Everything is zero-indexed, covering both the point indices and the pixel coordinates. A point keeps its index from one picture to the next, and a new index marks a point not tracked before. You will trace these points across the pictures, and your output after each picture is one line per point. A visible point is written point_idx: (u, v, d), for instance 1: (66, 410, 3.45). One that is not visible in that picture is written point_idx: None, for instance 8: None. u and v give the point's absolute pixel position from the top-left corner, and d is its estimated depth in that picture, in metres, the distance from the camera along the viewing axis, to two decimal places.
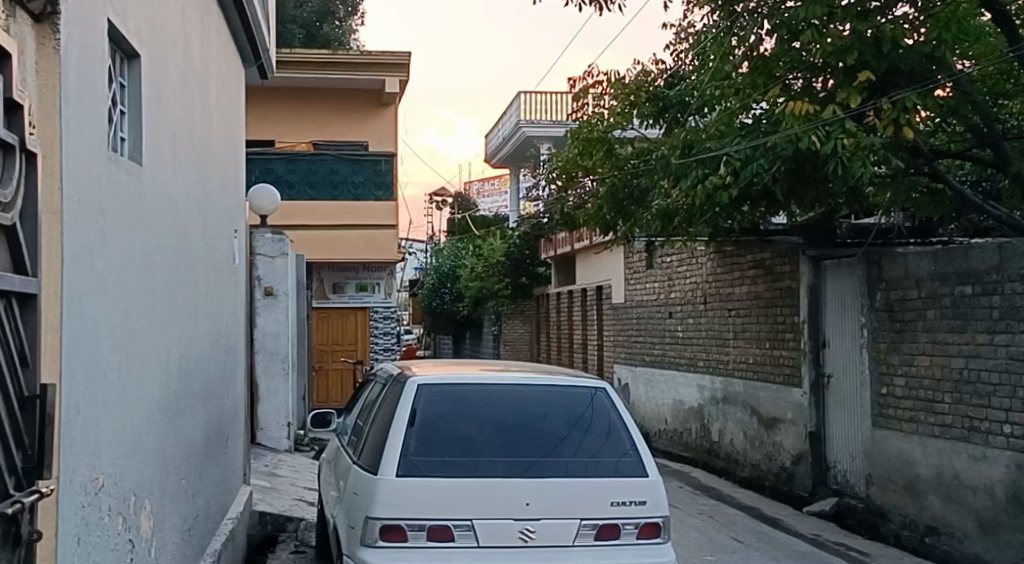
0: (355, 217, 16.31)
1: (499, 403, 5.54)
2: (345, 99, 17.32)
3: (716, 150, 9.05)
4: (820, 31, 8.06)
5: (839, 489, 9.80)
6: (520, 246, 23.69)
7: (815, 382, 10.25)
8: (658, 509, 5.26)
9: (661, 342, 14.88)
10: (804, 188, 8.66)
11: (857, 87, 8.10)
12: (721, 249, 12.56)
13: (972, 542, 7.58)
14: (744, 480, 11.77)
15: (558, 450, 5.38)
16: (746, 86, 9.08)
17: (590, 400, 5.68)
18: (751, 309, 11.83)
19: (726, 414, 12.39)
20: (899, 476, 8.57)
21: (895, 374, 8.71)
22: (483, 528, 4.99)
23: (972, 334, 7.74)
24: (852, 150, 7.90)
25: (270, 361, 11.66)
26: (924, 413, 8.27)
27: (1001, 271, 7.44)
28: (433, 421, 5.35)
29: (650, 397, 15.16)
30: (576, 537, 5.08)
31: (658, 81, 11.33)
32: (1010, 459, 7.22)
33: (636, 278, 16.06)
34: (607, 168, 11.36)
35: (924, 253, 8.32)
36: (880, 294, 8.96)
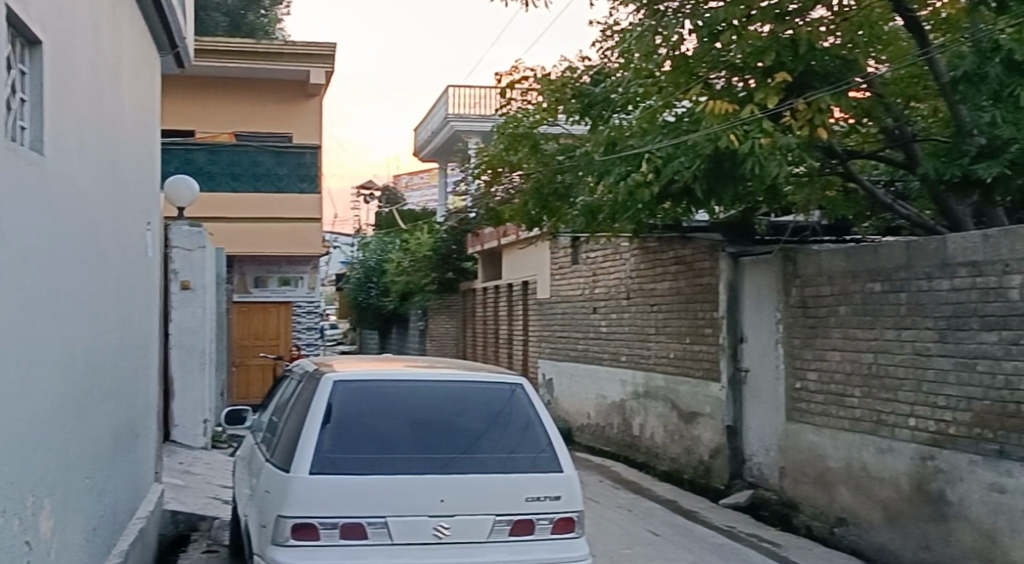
0: (278, 210, 16.19)
1: (416, 400, 5.55)
2: (270, 89, 17.09)
3: (638, 147, 9.10)
4: (739, 30, 8.43)
5: (754, 482, 10.03)
6: (448, 241, 23.68)
7: (732, 377, 10.44)
8: (572, 504, 5.34)
9: (585, 337, 15.01)
10: (723, 186, 8.64)
11: (775, 87, 8.33)
12: (645, 245, 12.72)
13: (877, 532, 7.81)
14: (663, 473, 11.95)
15: (475, 447, 5.42)
16: (670, 84, 9.29)
17: (509, 396, 5.72)
18: (672, 305, 12.01)
19: (647, 408, 12.56)
20: (810, 468, 8.78)
21: (808, 369, 8.93)
22: (397, 524, 5.01)
23: (881, 330, 7.95)
24: (769, 149, 8.09)
25: (187, 356, 11.51)
26: (835, 407, 8.49)
27: (908, 270, 7.63)
28: (348, 418, 5.33)
29: (573, 392, 15.30)
30: (491, 533, 5.15)
31: (583, 78, 11.28)
32: (915, 451, 7.43)
33: (560, 274, 16.18)
34: (533, 164, 11.52)
35: (837, 251, 8.53)
36: (795, 290, 9.15)
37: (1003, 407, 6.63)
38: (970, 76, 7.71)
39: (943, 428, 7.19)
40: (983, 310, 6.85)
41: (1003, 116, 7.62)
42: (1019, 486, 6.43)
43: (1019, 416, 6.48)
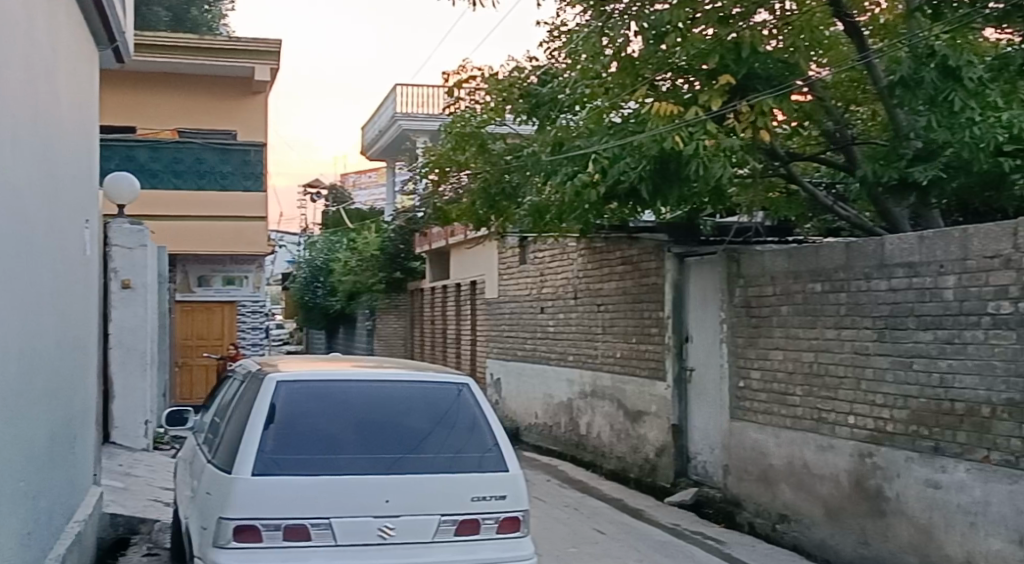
0: (223, 208, 16.07)
1: (362, 401, 5.53)
2: (214, 85, 16.92)
3: (584, 148, 9.13)
4: (684, 32, 8.47)
5: (699, 480, 10.14)
6: (395, 241, 23.62)
7: (677, 375, 10.55)
8: (518, 503, 5.38)
9: (532, 337, 15.06)
10: (668, 187, 8.72)
11: (719, 90, 8.43)
12: (592, 245, 12.78)
13: (818, 528, 7.93)
14: (609, 472, 12.04)
15: (421, 448, 5.42)
16: (615, 85, 9.33)
17: (455, 396, 5.73)
18: (618, 304, 12.09)
19: (593, 408, 12.64)
20: (753, 465, 8.90)
21: (752, 367, 9.05)
22: (341, 526, 4.99)
23: (822, 329, 8.08)
24: (712, 151, 8.17)
25: (128, 356, 11.37)
26: (778, 406, 8.61)
27: (847, 270, 7.76)
28: (292, 418, 5.30)
29: (521, 392, 15.34)
30: (436, 533, 5.15)
31: (530, 78, 11.28)
32: (854, 448, 7.57)
33: (508, 274, 16.21)
34: (480, 164, 11.51)
35: (779, 252, 8.66)
36: (739, 291, 9.26)
37: (938, 405, 6.78)
38: (906, 81, 7.89)
39: (881, 425, 7.32)
40: (919, 309, 6.99)
41: (938, 120, 7.77)
42: (954, 482, 6.58)
43: (954, 413, 6.63)
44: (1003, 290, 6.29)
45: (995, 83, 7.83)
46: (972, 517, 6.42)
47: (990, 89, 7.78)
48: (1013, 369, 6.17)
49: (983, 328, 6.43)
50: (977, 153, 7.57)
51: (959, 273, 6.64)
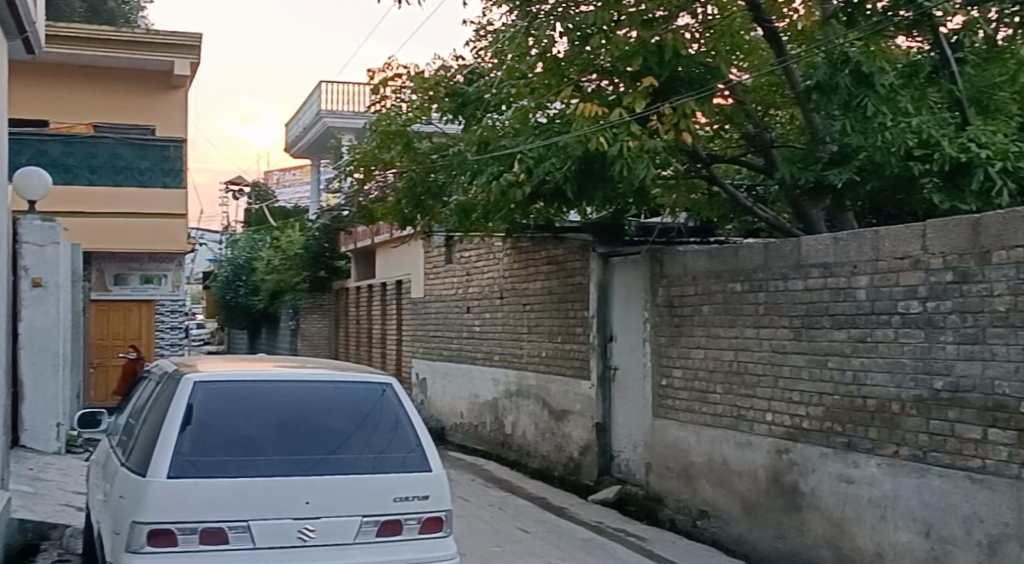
0: (141, 205, 15.87)
1: (282, 401, 5.47)
2: (132, 79, 16.60)
3: (511, 148, 9.13)
4: (608, 35, 8.65)
5: (622, 477, 10.24)
6: (320, 239, 23.41)
7: (601, 374, 10.64)
8: (440, 503, 5.38)
9: (458, 336, 15.05)
10: (593, 188, 8.80)
11: (642, 92, 8.50)
12: (518, 244, 12.82)
13: (736, 523, 8.07)
14: (534, 471, 12.10)
15: (342, 449, 5.39)
16: (541, 86, 9.32)
17: (379, 396, 5.69)
18: (544, 304, 12.15)
19: (518, 407, 12.69)
20: (674, 463, 9.01)
21: (674, 366, 9.17)
22: (259, 529, 4.94)
23: (741, 328, 8.22)
24: (636, 152, 8.23)
25: (39, 357, 11.09)
26: (698, 403, 8.74)
27: (765, 270, 7.91)
28: (210, 419, 5.22)
29: (447, 391, 15.32)
30: (358, 535, 5.14)
31: (457, 77, 11.27)
32: (771, 445, 7.72)
33: (434, 273, 16.18)
34: (405, 162, 11.42)
35: (701, 252, 8.78)
36: (661, 290, 9.38)
37: (851, 402, 6.94)
38: (822, 86, 8.07)
39: (797, 422, 7.47)
40: (834, 309, 7.15)
41: (851, 125, 7.95)
42: (865, 476, 6.74)
43: (866, 409, 6.79)
44: (913, 290, 6.46)
45: (906, 89, 8.14)
46: (882, 510, 6.59)
47: (900, 95, 7.95)
48: (921, 366, 6.35)
49: (893, 326, 6.60)
50: (888, 158, 7.75)
51: (871, 273, 6.81)
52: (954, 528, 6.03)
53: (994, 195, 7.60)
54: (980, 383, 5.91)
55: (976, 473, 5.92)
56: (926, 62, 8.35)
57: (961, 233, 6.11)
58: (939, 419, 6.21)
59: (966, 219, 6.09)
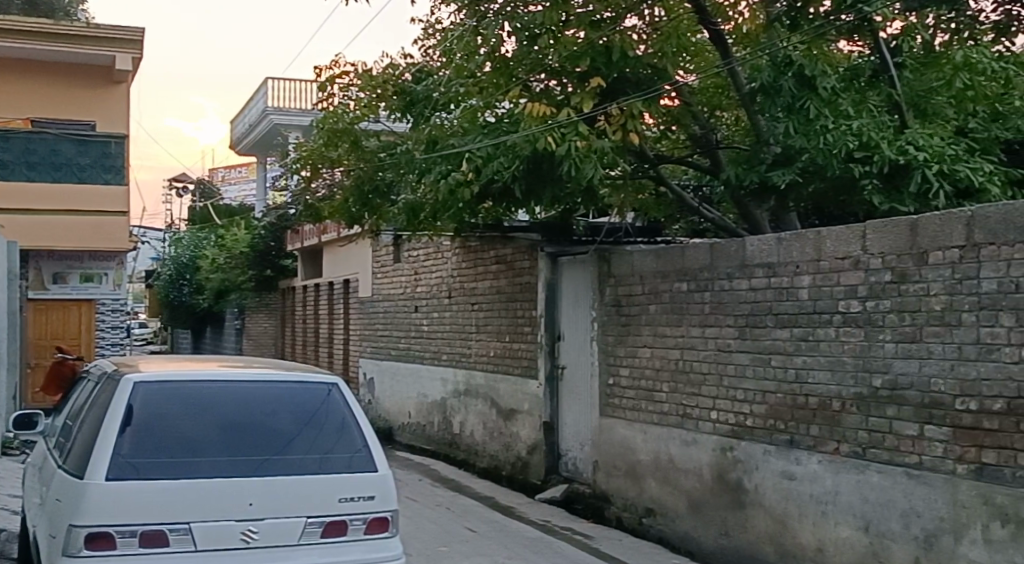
0: (80, 201, 15.75)
1: (225, 401, 5.40)
2: (71, 73, 16.29)
3: (459, 147, 9.08)
4: (556, 35, 8.66)
5: (570, 476, 10.27)
6: (265, 237, 23.15)
7: (549, 374, 10.67)
8: (386, 504, 5.35)
9: (406, 336, 15.00)
10: (542, 188, 8.81)
11: (590, 92, 8.54)
12: (466, 244, 12.79)
13: (682, 520, 8.14)
14: (481, 470, 12.10)
15: (287, 450, 5.34)
16: (490, 85, 9.29)
17: (324, 396, 5.65)
18: (492, 304, 12.14)
19: (466, 406, 12.68)
20: (621, 461, 9.06)
21: (621, 365, 9.21)
22: (201, 531, 4.88)
23: (687, 327, 8.27)
24: (585, 152, 8.24)
25: None
26: (645, 402, 8.79)
27: (711, 270, 7.98)
28: (151, 420, 5.15)
29: (394, 391, 15.27)
30: (301, 536, 5.10)
31: (405, 76, 11.20)
32: (716, 443, 7.79)
33: (382, 272, 16.11)
34: (353, 161, 11.34)
35: (648, 251, 8.83)
36: (609, 289, 9.43)
37: (794, 399, 7.02)
38: (767, 88, 8.21)
39: (741, 420, 7.55)
40: (778, 308, 7.23)
41: (794, 127, 8.09)
42: (807, 473, 6.83)
43: (808, 407, 6.88)
44: (853, 289, 6.56)
45: (847, 92, 8.33)
46: (823, 507, 6.68)
47: (842, 99, 8.16)
48: (862, 364, 6.44)
49: (835, 325, 6.69)
50: (830, 160, 7.90)
51: (813, 273, 6.89)
52: (892, 523, 6.14)
53: (931, 198, 7.71)
54: (918, 380, 6.02)
55: (913, 469, 6.03)
56: (866, 65, 8.55)
57: (900, 234, 6.21)
58: (878, 417, 6.30)
59: (904, 220, 6.18)
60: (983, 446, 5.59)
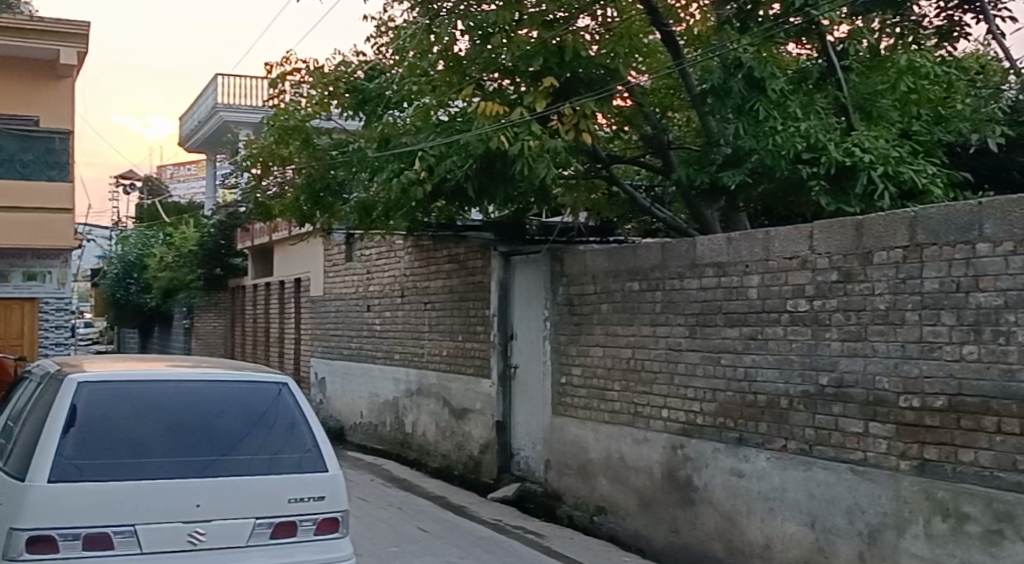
0: (23, 197, 15.52)
1: (173, 401, 5.32)
2: (15, 67, 15.99)
3: (411, 145, 9.07)
4: (509, 34, 8.64)
5: (522, 475, 10.28)
6: (215, 236, 22.90)
7: (501, 373, 10.67)
8: (337, 504, 5.32)
9: (358, 335, 14.93)
10: (495, 187, 8.84)
11: (543, 92, 8.52)
12: (419, 243, 12.76)
13: (632, 518, 8.18)
14: (433, 470, 12.07)
15: (235, 450, 5.29)
16: (443, 84, 9.21)
17: (274, 396, 5.60)
18: (445, 303, 12.12)
19: (419, 406, 12.64)
20: (573, 460, 9.09)
21: (573, 364, 9.24)
22: (147, 533, 4.82)
23: (639, 326, 8.31)
24: (537, 152, 8.25)
25: None
26: (597, 401, 8.82)
27: (663, 269, 8.02)
28: (96, 420, 5.06)
29: (346, 391, 15.18)
30: (250, 537, 5.07)
31: (357, 73, 11.14)
32: (666, 441, 7.84)
33: (333, 271, 16.01)
34: (304, 158, 11.24)
35: (600, 250, 8.87)
36: (562, 288, 9.44)
37: (742, 397, 7.09)
38: (717, 90, 8.23)
39: (691, 418, 7.60)
40: (726, 307, 7.30)
41: (744, 128, 8.14)
42: (754, 470, 6.91)
43: (756, 405, 6.95)
44: (800, 289, 6.63)
45: (794, 94, 8.42)
46: (770, 503, 6.75)
47: (790, 100, 8.26)
48: (809, 363, 6.52)
49: (782, 324, 6.76)
50: (779, 160, 7.94)
51: (762, 273, 6.96)
52: (837, 519, 6.22)
53: (876, 199, 7.78)
54: (863, 378, 6.10)
55: (858, 465, 6.11)
56: (813, 69, 8.63)
57: (846, 235, 6.29)
58: (824, 414, 6.38)
59: (850, 220, 6.26)
60: (925, 442, 5.68)
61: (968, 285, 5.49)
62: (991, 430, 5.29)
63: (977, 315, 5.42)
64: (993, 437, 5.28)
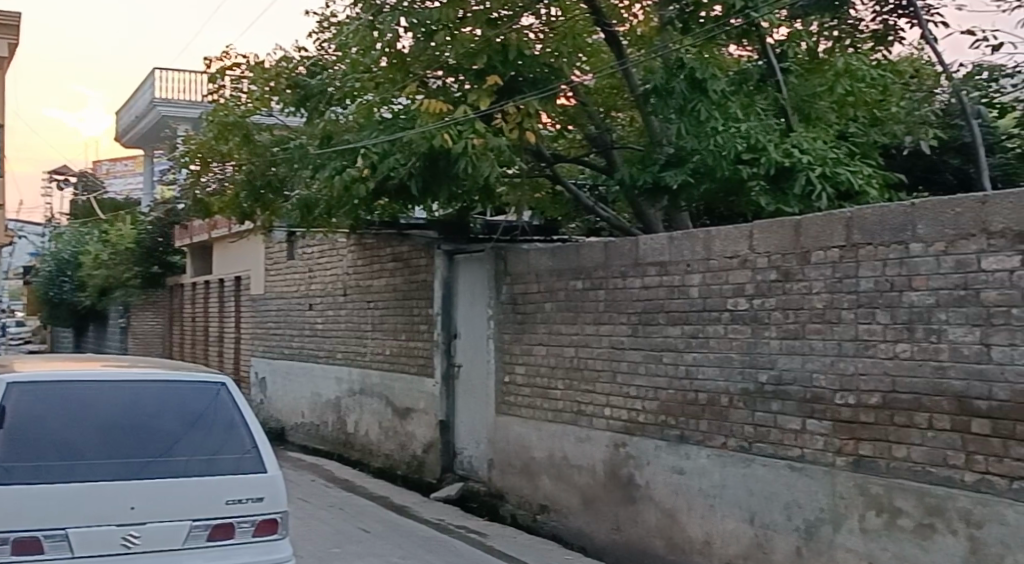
0: None
1: (108, 401, 5.19)
2: None
3: (354, 143, 9.03)
4: (452, 32, 8.55)
5: (465, 475, 10.24)
6: (152, 233, 22.53)
7: (445, 372, 10.63)
8: (276, 505, 5.25)
9: (299, 335, 14.78)
10: (438, 185, 8.71)
11: (487, 90, 8.49)
12: (361, 241, 12.66)
13: (575, 516, 8.19)
14: (376, 470, 11.99)
15: (172, 451, 5.19)
16: (386, 81, 9.18)
17: (212, 397, 5.51)
18: (388, 302, 12.04)
19: (361, 406, 12.54)
20: (516, 458, 9.08)
21: (516, 362, 9.22)
22: (79, 537, 4.70)
23: (582, 325, 8.32)
24: (481, 150, 8.23)
25: None
26: (540, 399, 8.82)
27: (606, 268, 8.04)
28: (27, 421, 4.92)
29: (287, 391, 15.02)
30: (186, 540, 4.97)
31: (299, 69, 10.97)
32: (609, 439, 7.85)
33: (274, 269, 15.85)
34: (243, 155, 11.09)
35: (544, 249, 8.86)
36: (506, 287, 9.43)
37: (684, 395, 7.13)
38: (660, 90, 8.38)
39: (633, 417, 7.63)
40: (668, 306, 7.34)
41: (685, 129, 8.21)
42: (696, 468, 6.94)
43: (697, 403, 6.99)
44: (741, 288, 6.68)
45: (736, 95, 8.46)
46: (711, 500, 6.79)
47: (731, 101, 8.32)
48: (748, 361, 6.57)
49: (723, 323, 6.81)
50: (719, 161, 8.01)
51: (703, 272, 7.00)
52: (776, 515, 6.27)
53: (815, 199, 7.86)
54: (801, 376, 6.16)
55: (796, 462, 6.17)
56: (753, 71, 8.65)
57: (785, 235, 6.34)
58: (763, 412, 6.43)
59: (789, 220, 6.31)
60: (861, 438, 5.74)
61: (901, 284, 5.56)
62: (923, 426, 5.37)
63: (910, 313, 5.49)
64: (925, 433, 5.36)
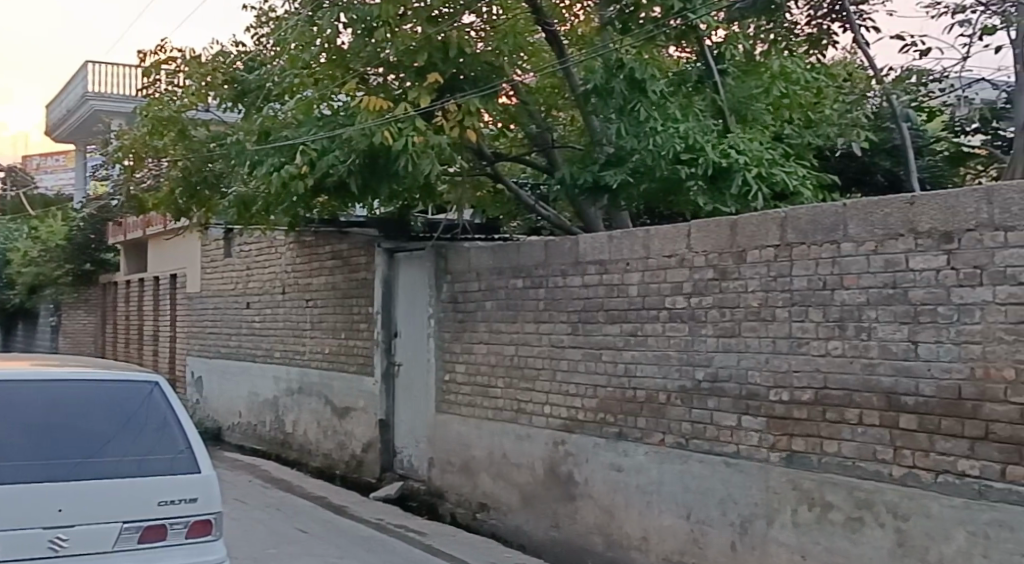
0: None
1: (36, 400, 5.05)
2: None
3: (293, 139, 8.81)
4: (393, 29, 8.48)
5: (404, 474, 10.20)
6: (84, 229, 22.07)
7: (385, 371, 10.57)
8: (209, 506, 5.19)
9: (236, 333, 14.60)
10: (378, 182, 8.64)
11: (427, 88, 8.52)
12: (300, 239, 12.55)
13: (514, 513, 8.21)
14: (314, 470, 11.90)
15: (102, 452, 5.08)
16: (325, 77, 9.13)
17: (145, 395, 5.39)
18: (327, 300, 11.94)
19: (299, 405, 12.43)
20: (456, 457, 9.07)
21: (456, 361, 9.20)
22: (4, 541, 4.59)
23: (522, 323, 8.33)
24: (421, 148, 8.15)
25: None
26: (480, 398, 8.82)
27: (546, 267, 8.05)
28: None
29: (224, 390, 14.83)
30: (117, 542, 4.89)
31: (237, 64, 10.91)
32: (549, 437, 7.87)
33: (211, 267, 15.63)
34: (179, 151, 10.95)
35: (484, 248, 8.86)
36: (446, 285, 9.41)
37: (623, 393, 7.17)
38: (600, 90, 8.43)
39: (573, 414, 7.66)
40: (608, 304, 7.37)
41: (626, 129, 8.26)
42: (633, 464, 6.99)
43: (635, 400, 7.04)
44: (678, 287, 6.73)
45: (674, 96, 8.55)
46: (648, 497, 6.85)
47: (670, 102, 8.39)
48: (685, 358, 6.63)
49: (661, 321, 6.86)
50: (658, 160, 8.02)
51: (642, 271, 7.04)
52: (711, 511, 6.34)
53: (750, 199, 8.01)
54: (736, 373, 6.23)
55: (730, 458, 6.24)
56: (693, 71, 8.79)
57: (721, 234, 6.41)
58: (700, 409, 6.50)
59: (725, 220, 6.38)
60: (793, 434, 5.83)
61: (833, 283, 5.65)
62: (853, 422, 5.46)
63: (841, 311, 5.59)
64: (855, 428, 5.45)
